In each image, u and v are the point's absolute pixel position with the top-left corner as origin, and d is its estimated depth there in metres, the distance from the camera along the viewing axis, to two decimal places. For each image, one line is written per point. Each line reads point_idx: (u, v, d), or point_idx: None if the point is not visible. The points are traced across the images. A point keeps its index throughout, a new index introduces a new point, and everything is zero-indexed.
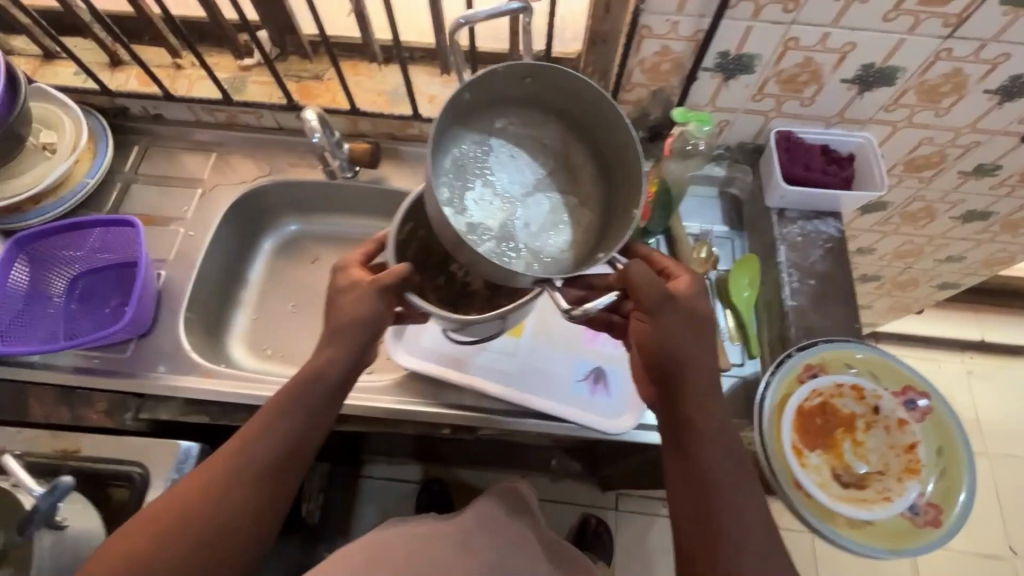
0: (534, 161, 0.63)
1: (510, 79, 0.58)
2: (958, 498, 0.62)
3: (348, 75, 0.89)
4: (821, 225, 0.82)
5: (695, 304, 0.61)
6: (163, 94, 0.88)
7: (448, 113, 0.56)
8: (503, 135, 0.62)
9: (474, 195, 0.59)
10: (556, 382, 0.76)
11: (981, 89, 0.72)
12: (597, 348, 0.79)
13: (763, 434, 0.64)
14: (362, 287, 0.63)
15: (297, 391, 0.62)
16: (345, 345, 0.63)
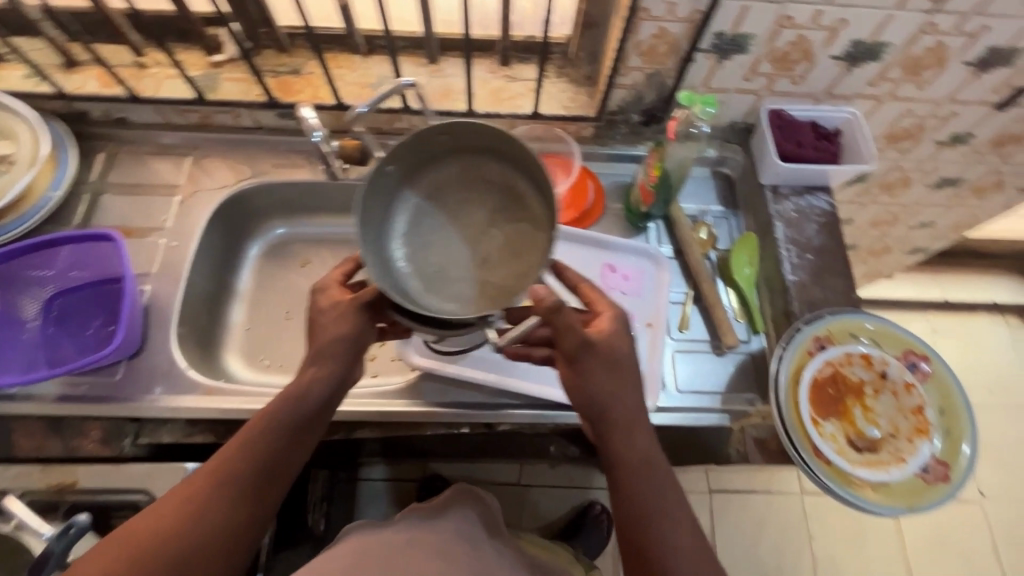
0: (485, 201, 0.58)
1: (428, 136, 0.56)
2: (963, 452, 0.65)
3: (330, 69, 0.85)
4: (813, 200, 0.85)
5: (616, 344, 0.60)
6: (129, 96, 0.82)
7: (380, 190, 0.57)
8: (449, 186, 0.59)
9: (430, 252, 0.58)
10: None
11: (961, 61, 0.74)
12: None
13: (781, 408, 0.66)
14: (345, 309, 0.59)
15: (281, 407, 0.56)
16: (329, 361, 0.58)
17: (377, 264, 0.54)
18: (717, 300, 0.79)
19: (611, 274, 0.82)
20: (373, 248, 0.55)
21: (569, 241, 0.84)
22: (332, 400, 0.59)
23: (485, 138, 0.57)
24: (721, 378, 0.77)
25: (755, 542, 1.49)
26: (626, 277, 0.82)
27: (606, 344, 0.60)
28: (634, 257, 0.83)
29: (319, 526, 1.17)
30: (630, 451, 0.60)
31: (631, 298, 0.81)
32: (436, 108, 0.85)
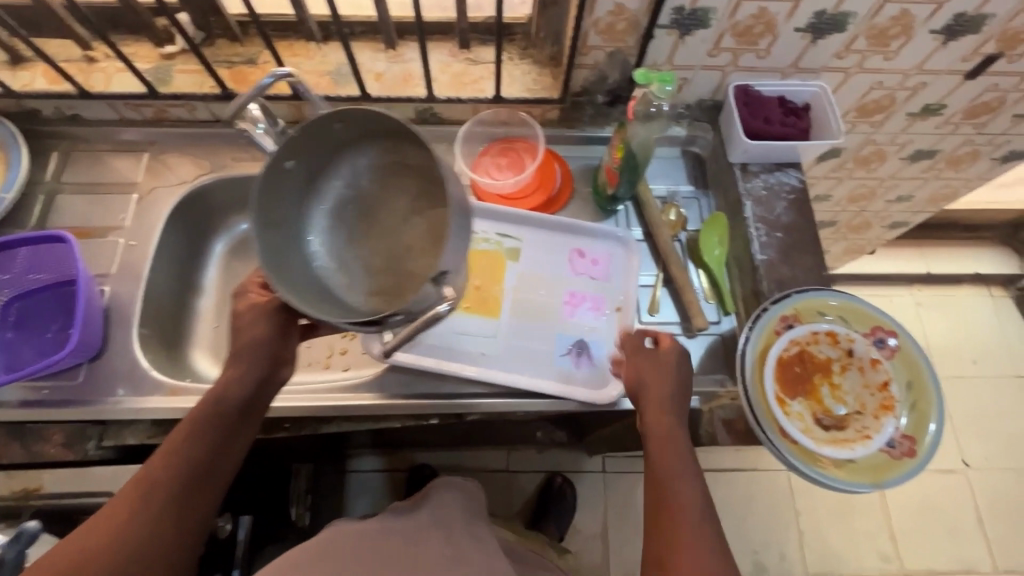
0: (404, 188, 0.58)
1: (330, 127, 0.54)
2: (930, 427, 0.65)
3: (285, 57, 0.83)
4: (783, 176, 0.83)
5: (665, 360, 0.68)
6: (78, 92, 0.80)
7: (293, 189, 0.57)
8: (368, 174, 0.59)
9: (354, 244, 0.60)
10: (541, 361, 0.75)
11: (927, 30, 0.72)
12: (577, 321, 0.77)
13: (748, 387, 0.66)
14: (262, 310, 0.61)
15: (202, 414, 0.56)
16: (250, 363, 0.59)
17: (295, 267, 0.56)
18: (686, 283, 0.78)
19: (579, 259, 0.81)
20: (291, 250, 0.57)
21: (537, 227, 0.82)
22: (259, 401, 0.60)
23: (391, 124, 0.55)
24: (690, 360, 0.77)
25: (743, 519, 1.50)
26: (595, 262, 0.81)
27: (660, 365, 0.68)
28: (602, 242, 0.82)
29: (304, 519, 1.17)
30: (663, 452, 0.64)
31: (598, 283, 0.80)
32: (396, 95, 0.83)
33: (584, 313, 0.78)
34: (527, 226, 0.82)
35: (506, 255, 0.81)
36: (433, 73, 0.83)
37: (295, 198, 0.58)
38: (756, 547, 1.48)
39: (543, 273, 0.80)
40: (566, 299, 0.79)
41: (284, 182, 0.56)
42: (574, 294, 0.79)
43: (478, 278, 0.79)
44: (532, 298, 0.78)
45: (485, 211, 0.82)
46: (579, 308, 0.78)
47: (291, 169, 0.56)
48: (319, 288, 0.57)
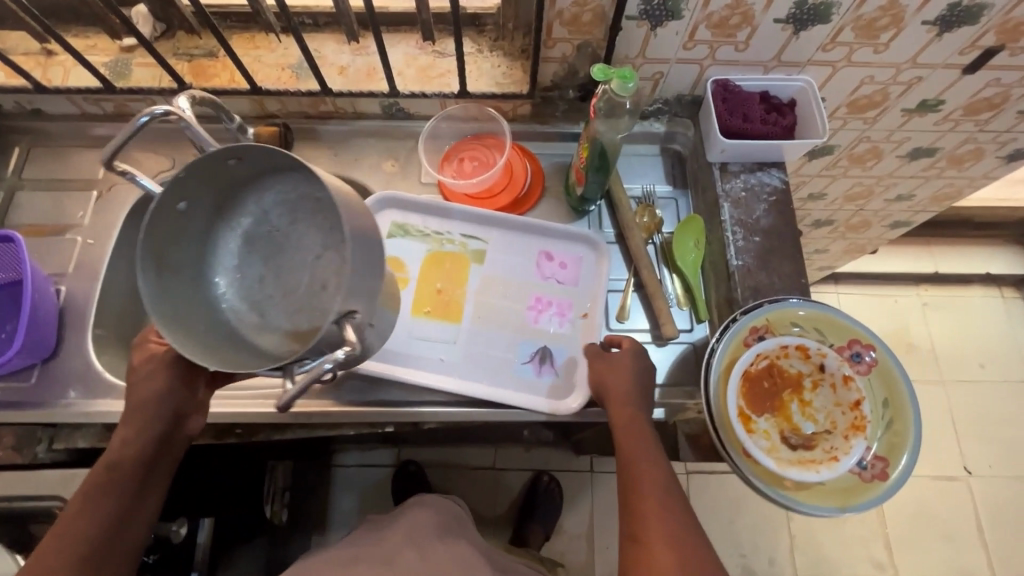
0: (315, 221, 0.57)
1: (222, 166, 0.51)
2: (905, 448, 0.61)
3: (246, 50, 0.81)
4: (765, 177, 0.79)
5: (624, 357, 0.66)
6: (34, 87, 0.78)
7: (189, 231, 0.54)
8: (274, 208, 0.57)
9: (264, 282, 0.58)
10: (502, 369, 0.72)
11: (919, 21, 0.67)
12: (541, 327, 0.74)
13: (710, 404, 0.62)
14: (156, 360, 0.58)
15: (97, 483, 0.53)
16: (147, 420, 0.56)
17: (199, 314, 0.53)
18: (657, 288, 0.75)
19: (546, 263, 0.78)
20: (193, 292, 0.54)
21: (502, 227, 0.79)
22: (165, 454, 0.57)
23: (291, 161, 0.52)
24: (660, 369, 0.74)
25: (732, 523, 1.47)
26: (562, 265, 0.78)
27: (620, 363, 0.66)
28: (571, 243, 0.79)
29: (280, 516, 1.16)
30: (627, 451, 0.61)
31: (563, 288, 0.77)
32: (359, 89, 0.79)
33: (549, 319, 0.75)
34: (494, 227, 0.79)
35: (470, 257, 0.78)
36: (398, 66, 0.80)
37: (195, 239, 0.55)
38: (745, 552, 1.45)
39: (508, 276, 0.77)
40: (531, 304, 0.75)
41: (176, 226, 0.52)
42: (539, 300, 0.76)
43: (441, 282, 0.76)
44: (495, 303, 0.75)
45: (451, 211, 0.79)
46: (543, 314, 0.75)
47: (183, 212, 0.52)
48: (228, 334, 0.54)
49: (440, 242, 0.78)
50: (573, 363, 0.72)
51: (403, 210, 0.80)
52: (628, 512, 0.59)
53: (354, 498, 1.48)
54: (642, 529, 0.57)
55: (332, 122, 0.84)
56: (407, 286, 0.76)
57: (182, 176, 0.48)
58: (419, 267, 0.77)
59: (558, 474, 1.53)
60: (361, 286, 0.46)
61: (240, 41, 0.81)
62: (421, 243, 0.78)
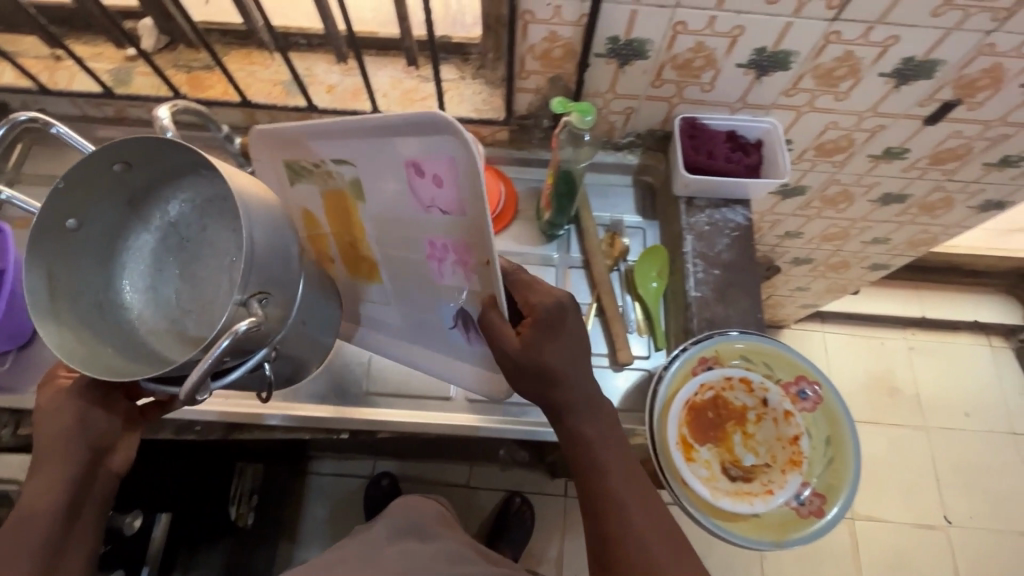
0: (223, 224, 0.57)
1: (104, 176, 0.52)
2: (842, 487, 0.62)
3: (241, 65, 0.85)
4: (729, 213, 0.80)
5: (549, 357, 0.58)
6: (39, 89, 0.82)
7: (86, 250, 0.55)
8: (183, 216, 0.58)
9: (177, 295, 0.58)
10: (439, 331, 0.69)
11: (876, 73, 0.70)
12: (449, 285, 0.60)
13: (653, 432, 0.64)
14: (64, 397, 0.58)
15: (16, 532, 0.53)
16: (61, 461, 0.57)
17: (105, 337, 0.55)
18: (616, 314, 0.77)
19: (421, 180, 0.51)
20: (96, 311, 0.55)
21: (360, 142, 0.52)
22: (87, 491, 0.59)
23: (177, 157, 0.53)
24: (616, 393, 0.75)
25: (703, 558, 1.44)
26: (439, 181, 0.50)
27: (525, 350, 0.58)
28: (438, 139, 0.47)
29: (246, 519, 1.15)
30: (592, 463, 0.59)
31: (457, 218, 0.52)
32: (345, 108, 0.83)
33: (452, 271, 0.58)
34: (359, 150, 0.53)
35: (353, 194, 0.57)
36: (383, 88, 0.84)
37: (96, 259, 0.56)
38: None
39: (394, 218, 0.57)
40: (428, 253, 0.58)
41: (64, 243, 0.53)
42: (433, 245, 0.57)
43: (342, 230, 0.63)
44: (399, 258, 0.61)
45: (307, 133, 0.56)
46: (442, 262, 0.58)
47: (75, 229, 0.53)
48: (141, 355, 0.55)
49: (321, 175, 0.59)
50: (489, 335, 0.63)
51: (286, 148, 0.59)
52: (601, 540, 0.58)
53: (326, 507, 1.48)
54: (622, 552, 0.57)
55: None
56: (327, 241, 0.66)
57: (64, 188, 0.49)
58: (321, 212, 0.63)
59: (531, 497, 1.52)
60: (263, 271, 0.48)
61: (236, 57, 0.85)
62: (315, 182, 0.60)
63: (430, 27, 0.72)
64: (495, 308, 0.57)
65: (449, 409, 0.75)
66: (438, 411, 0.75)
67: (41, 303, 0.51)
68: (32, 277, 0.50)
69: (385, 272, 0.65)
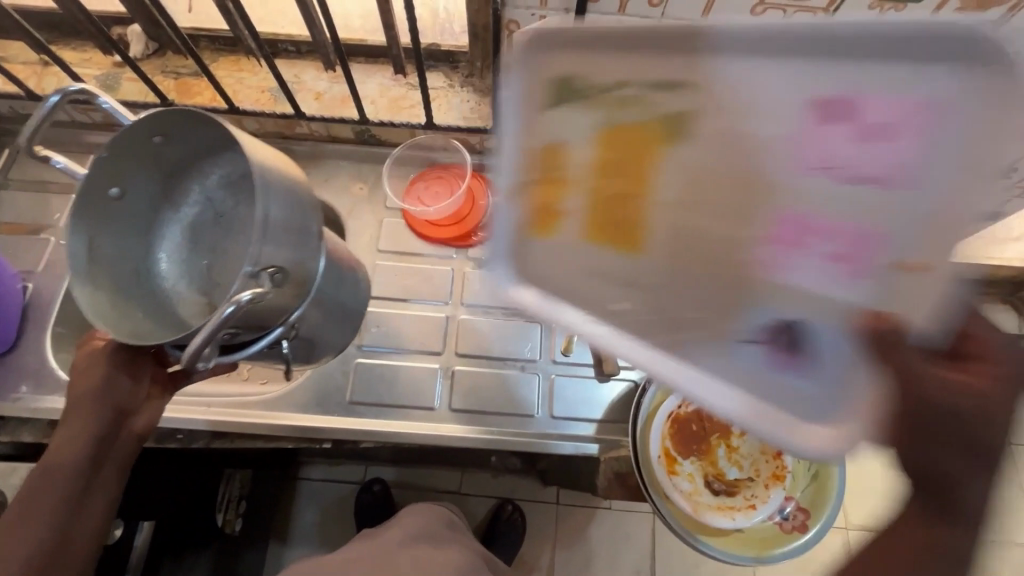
0: (251, 206, 0.66)
1: (148, 152, 0.56)
2: (829, 500, 0.60)
3: (230, 71, 0.85)
4: None
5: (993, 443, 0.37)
6: (27, 95, 0.82)
7: (125, 216, 0.60)
8: (217, 191, 0.66)
9: (205, 268, 0.67)
10: (714, 352, 0.44)
11: None
12: (796, 281, 0.42)
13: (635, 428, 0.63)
14: (98, 355, 0.59)
15: (37, 488, 0.54)
16: (86, 420, 0.57)
17: (140, 300, 0.61)
18: None
19: (839, 126, 0.39)
20: (135, 274, 0.62)
21: (780, 69, 0.39)
22: (109, 451, 0.58)
23: (221, 140, 0.59)
24: (601, 403, 0.74)
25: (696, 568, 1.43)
26: (879, 131, 0.39)
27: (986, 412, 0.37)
28: (931, 77, 0.38)
29: (233, 526, 1.14)
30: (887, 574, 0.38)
31: (892, 189, 0.39)
32: (332, 115, 0.84)
33: (821, 264, 0.42)
34: (782, 80, 0.40)
35: (659, 125, 0.40)
36: (372, 95, 0.84)
37: (134, 226, 0.62)
38: None
39: (765, 177, 0.42)
40: (773, 232, 0.42)
41: (107, 211, 0.57)
42: (802, 224, 0.41)
43: (610, 174, 0.41)
44: (699, 224, 0.43)
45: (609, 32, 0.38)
46: (822, 254, 0.41)
47: (117, 197, 0.58)
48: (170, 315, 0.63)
49: (615, 98, 0.39)
50: (838, 364, 0.41)
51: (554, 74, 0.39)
52: None
53: (317, 514, 1.47)
54: None
55: (308, 144, 0.89)
56: (563, 189, 0.41)
57: (107, 159, 0.53)
58: (586, 151, 0.41)
59: (523, 504, 1.51)
60: (278, 241, 0.49)
61: (225, 63, 0.85)
62: (587, 112, 0.40)
63: (414, 35, 0.71)
64: (906, 342, 0.39)
65: (433, 419, 0.74)
66: (423, 421, 0.74)
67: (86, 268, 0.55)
68: (75, 243, 0.54)
69: (662, 245, 0.43)
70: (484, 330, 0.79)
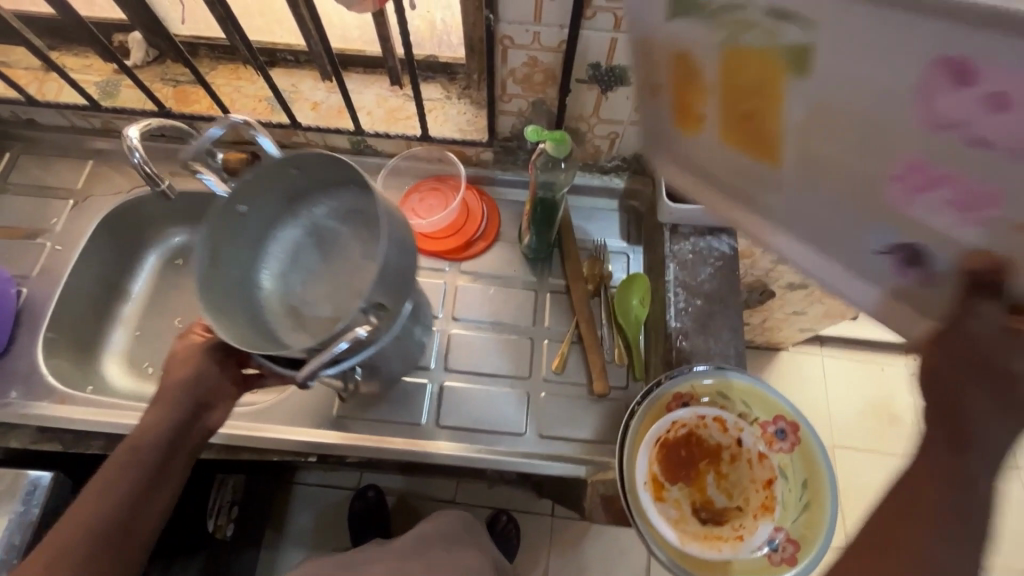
0: (359, 238, 0.71)
1: (279, 176, 0.64)
2: (821, 536, 0.57)
3: (229, 80, 0.86)
4: (714, 242, 0.78)
5: (979, 436, 0.38)
6: (27, 101, 0.83)
7: (247, 231, 0.67)
8: (325, 218, 0.71)
9: (302, 287, 0.72)
10: (840, 242, 0.42)
11: None
12: (923, 221, 0.36)
13: (621, 449, 0.63)
14: (196, 348, 0.62)
15: (120, 463, 0.55)
16: (171, 405, 0.58)
17: (243, 309, 0.66)
18: (593, 343, 0.76)
19: (951, 92, 0.31)
20: (243, 284, 0.68)
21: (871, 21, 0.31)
22: (185, 443, 0.59)
23: (345, 179, 0.66)
24: (591, 423, 0.73)
25: None
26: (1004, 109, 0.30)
27: (998, 352, 0.36)
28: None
29: (225, 531, 1.13)
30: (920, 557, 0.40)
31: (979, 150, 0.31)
32: (329, 126, 0.84)
33: (939, 209, 0.35)
34: (896, 41, 0.31)
35: (788, 61, 0.34)
36: (369, 106, 0.84)
37: (252, 240, 0.69)
38: None
39: (893, 121, 0.33)
40: (896, 172, 0.35)
41: (235, 223, 0.64)
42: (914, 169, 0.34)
43: (757, 91, 0.37)
44: (822, 156, 0.37)
45: None
46: (953, 199, 0.34)
47: (244, 214, 0.65)
48: (264, 327, 0.67)
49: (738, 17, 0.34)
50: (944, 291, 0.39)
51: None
52: None
53: (311, 519, 1.47)
54: None
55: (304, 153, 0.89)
56: (701, 97, 0.40)
57: (251, 179, 0.62)
58: (707, 66, 0.37)
59: (517, 515, 1.49)
60: (391, 281, 0.55)
61: (223, 71, 0.86)
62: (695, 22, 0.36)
63: (408, 47, 0.71)
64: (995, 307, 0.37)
65: (420, 434, 0.73)
66: (409, 437, 0.73)
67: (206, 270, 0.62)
68: (203, 248, 0.61)
69: (800, 152, 0.38)
70: (474, 346, 0.78)
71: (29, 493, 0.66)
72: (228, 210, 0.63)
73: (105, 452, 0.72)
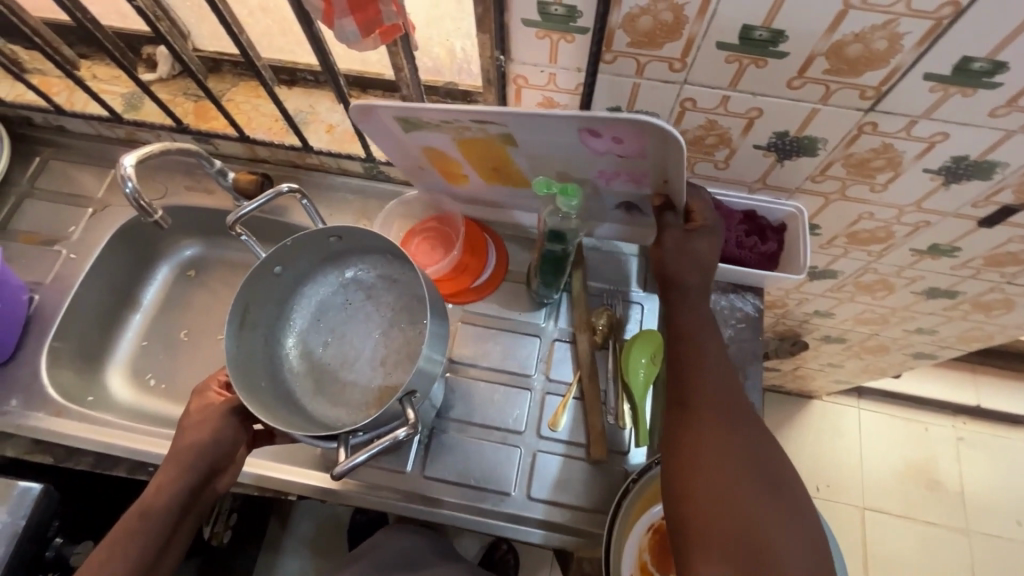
0: (388, 301, 0.71)
1: (318, 237, 0.65)
2: None
3: (248, 98, 0.85)
4: (738, 301, 0.71)
5: (685, 280, 0.59)
6: (56, 110, 0.84)
7: (273, 292, 0.67)
8: (357, 279, 0.72)
9: (324, 352, 0.70)
10: (592, 222, 0.78)
11: (920, 168, 0.60)
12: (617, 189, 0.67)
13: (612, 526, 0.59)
14: (218, 408, 0.59)
15: (128, 531, 0.53)
16: (185, 469, 0.55)
17: (263, 372, 0.65)
18: (594, 402, 0.70)
19: (596, 139, 0.56)
20: (262, 346, 0.67)
21: (544, 122, 0.55)
22: (193, 509, 0.57)
23: (384, 245, 0.67)
24: (583, 490, 0.68)
25: None
26: (619, 141, 0.55)
27: (685, 245, 0.59)
28: (626, 119, 0.51)
29: (222, 538, 1.13)
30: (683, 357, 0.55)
31: (623, 161, 0.60)
32: (341, 150, 0.82)
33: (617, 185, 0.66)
34: (548, 133, 0.57)
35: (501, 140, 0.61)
36: None
37: (276, 299, 0.68)
38: None
39: (573, 173, 0.66)
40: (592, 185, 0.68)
41: (264, 282, 0.65)
42: (603, 173, 0.63)
43: (491, 162, 0.67)
44: (554, 162, 0.64)
45: (392, 109, 0.59)
46: (626, 181, 0.64)
47: (275, 273, 0.66)
48: (283, 394, 0.66)
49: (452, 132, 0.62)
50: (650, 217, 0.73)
51: (402, 114, 0.61)
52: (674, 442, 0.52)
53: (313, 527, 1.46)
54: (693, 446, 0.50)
55: (316, 175, 0.87)
56: (459, 166, 0.71)
57: (292, 242, 0.63)
58: (452, 148, 0.67)
59: (518, 545, 1.44)
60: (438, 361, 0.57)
61: (244, 89, 0.85)
62: (442, 133, 0.63)
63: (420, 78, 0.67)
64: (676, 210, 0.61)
65: (404, 483, 0.70)
66: (392, 485, 0.69)
67: (233, 333, 0.62)
68: (234, 310, 0.61)
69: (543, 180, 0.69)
70: (470, 391, 0.74)
71: (17, 506, 0.64)
72: (261, 270, 0.63)
73: (94, 469, 0.71)
